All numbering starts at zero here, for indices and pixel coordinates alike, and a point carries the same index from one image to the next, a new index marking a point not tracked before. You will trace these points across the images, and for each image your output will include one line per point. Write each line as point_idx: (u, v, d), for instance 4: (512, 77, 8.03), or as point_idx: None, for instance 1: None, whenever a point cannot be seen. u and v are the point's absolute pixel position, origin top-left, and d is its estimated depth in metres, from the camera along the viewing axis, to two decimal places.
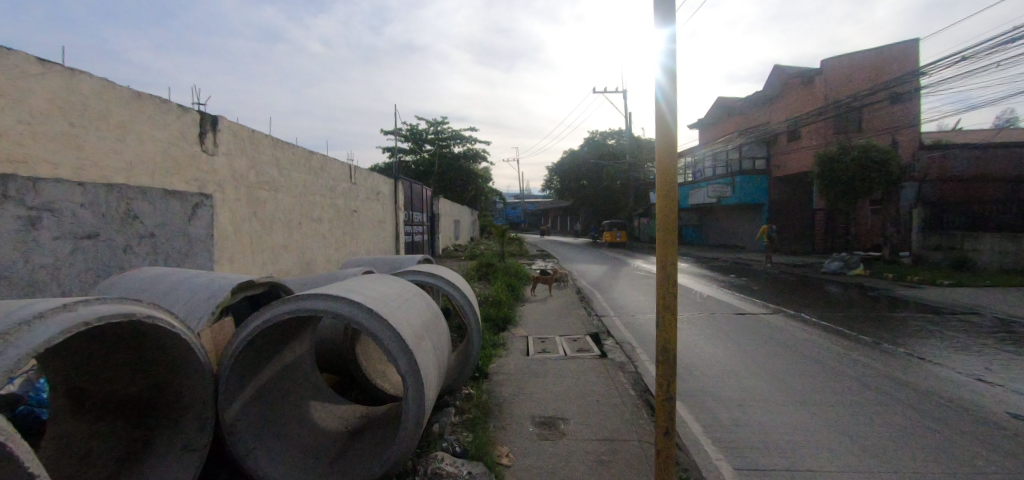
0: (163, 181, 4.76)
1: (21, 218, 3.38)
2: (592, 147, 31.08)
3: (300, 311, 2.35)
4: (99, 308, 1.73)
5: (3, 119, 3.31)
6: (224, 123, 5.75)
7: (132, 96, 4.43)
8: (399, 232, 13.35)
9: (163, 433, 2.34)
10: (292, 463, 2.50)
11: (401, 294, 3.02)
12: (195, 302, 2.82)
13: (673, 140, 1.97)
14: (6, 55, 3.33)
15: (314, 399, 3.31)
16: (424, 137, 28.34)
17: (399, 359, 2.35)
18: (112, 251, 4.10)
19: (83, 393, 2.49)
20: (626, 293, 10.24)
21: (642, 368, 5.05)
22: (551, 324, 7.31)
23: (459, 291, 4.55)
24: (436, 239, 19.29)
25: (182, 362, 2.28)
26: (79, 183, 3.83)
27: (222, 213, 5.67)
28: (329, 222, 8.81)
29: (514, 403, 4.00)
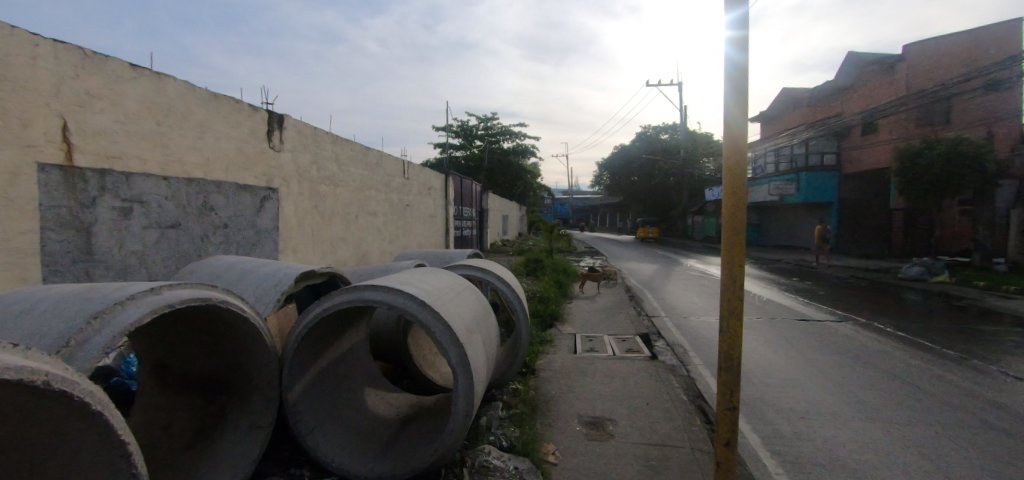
0: (235, 176, 5.11)
1: (117, 209, 3.76)
2: (645, 142, 30.26)
3: (358, 300, 2.44)
4: (181, 292, 1.88)
5: (102, 119, 3.67)
6: (290, 121, 6.08)
7: (210, 96, 4.77)
8: (450, 226, 13.63)
9: (233, 410, 2.51)
10: (348, 445, 2.61)
11: (453, 288, 3.07)
12: (263, 290, 3.00)
13: (742, 133, 1.86)
14: (104, 62, 3.69)
15: (368, 385, 3.44)
16: (475, 133, 28.79)
17: (450, 351, 2.40)
18: (191, 240, 4.47)
19: (167, 369, 2.73)
20: (678, 293, 9.89)
21: (695, 372, 4.87)
22: (600, 323, 7.20)
23: (509, 286, 4.56)
24: (485, 234, 19.53)
25: (251, 344, 2.43)
26: (163, 176, 4.19)
27: (287, 206, 6.03)
28: (384, 216, 9.14)
29: (561, 401, 3.98)
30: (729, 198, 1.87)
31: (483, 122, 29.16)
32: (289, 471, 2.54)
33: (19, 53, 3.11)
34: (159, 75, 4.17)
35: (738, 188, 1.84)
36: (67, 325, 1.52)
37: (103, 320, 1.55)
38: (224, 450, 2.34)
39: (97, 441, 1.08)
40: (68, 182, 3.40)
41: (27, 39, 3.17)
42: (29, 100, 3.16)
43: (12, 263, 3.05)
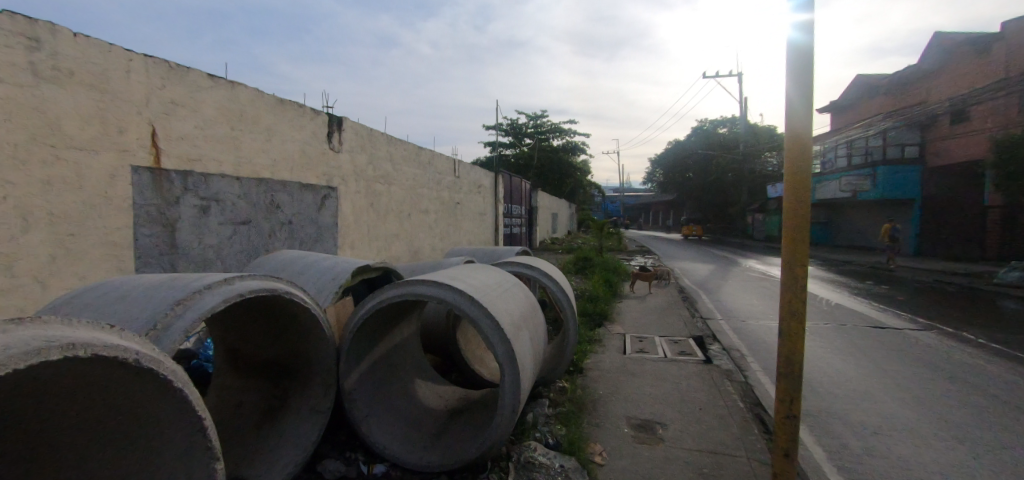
0: (299, 176, 5.43)
1: (196, 207, 4.10)
2: (701, 137, 29.08)
3: (409, 294, 2.53)
4: (251, 283, 2.03)
5: (185, 126, 4.02)
6: (348, 123, 6.37)
7: (277, 102, 5.09)
8: (499, 224, 13.78)
9: (296, 393, 2.68)
10: (399, 433, 2.71)
11: (501, 284, 3.11)
12: (323, 283, 3.18)
13: (806, 123, 1.75)
14: (186, 73, 4.04)
15: (419, 378, 3.54)
16: (524, 131, 28.99)
17: (498, 346, 2.43)
18: (261, 235, 4.80)
19: (239, 354, 2.97)
20: (736, 296, 9.44)
21: (753, 379, 4.64)
22: (651, 324, 7.02)
23: (557, 283, 4.56)
24: (535, 232, 19.54)
25: (311, 333, 2.58)
26: (236, 177, 4.52)
27: (345, 204, 6.32)
28: (435, 214, 9.38)
29: (610, 401, 3.92)
30: (791, 193, 1.77)
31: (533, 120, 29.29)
32: (345, 455, 2.67)
33: (115, 67, 3.47)
34: (233, 84, 4.51)
35: (801, 182, 1.74)
36: (154, 310, 1.69)
37: (185, 306, 1.72)
38: (288, 431, 2.50)
39: (181, 416, 1.19)
40: (157, 183, 3.76)
41: (122, 55, 3.52)
42: (124, 110, 3.53)
43: (110, 255, 3.42)
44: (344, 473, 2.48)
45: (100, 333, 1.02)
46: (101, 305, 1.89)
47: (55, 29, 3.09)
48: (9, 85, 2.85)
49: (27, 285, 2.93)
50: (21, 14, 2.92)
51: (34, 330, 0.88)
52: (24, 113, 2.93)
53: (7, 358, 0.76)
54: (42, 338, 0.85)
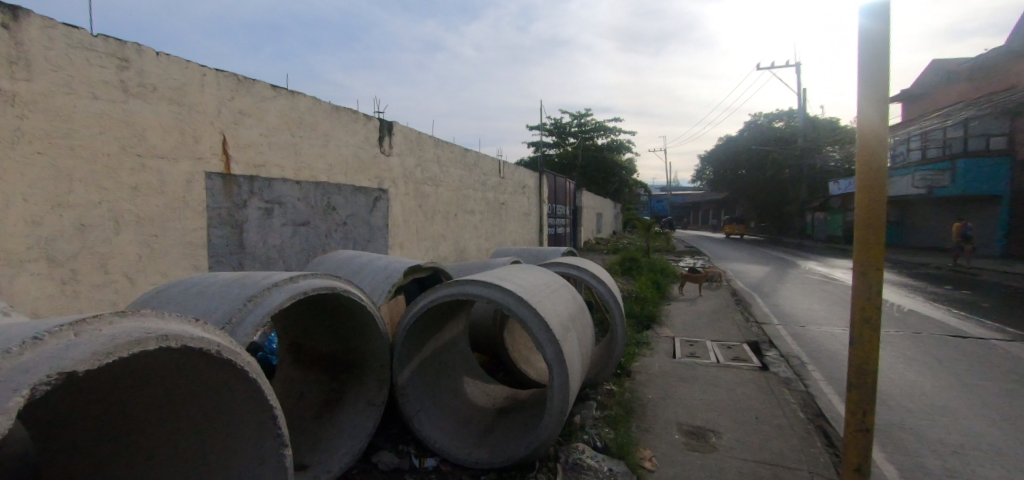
0: (353, 179, 5.67)
1: (261, 209, 4.38)
2: (756, 132, 27.74)
3: (459, 294, 2.59)
4: (314, 281, 2.15)
5: (252, 134, 4.31)
6: (398, 127, 6.58)
7: (333, 109, 5.35)
8: (544, 224, 13.79)
9: (353, 386, 2.81)
10: (449, 429, 2.77)
11: (549, 285, 3.12)
12: (377, 281, 3.31)
13: (880, 116, 1.64)
14: (252, 85, 4.32)
15: (468, 376, 3.61)
16: (568, 130, 28.86)
17: (546, 347, 2.44)
18: (319, 236, 5.05)
19: (301, 347, 3.15)
20: (795, 299, 8.94)
21: (814, 388, 4.38)
22: (701, 327, 6.78)
23: (604, 285, 4.50)
24: (579, 232, 19.37)
25: (367, 329, 2.70)
26: (297, 181, 4.79)
27: (395, 205, 6.54)
28: (481, 215, 9.51)
29: (659, 406, 3.83)
30: (862, 192, 1.66)
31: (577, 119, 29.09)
32: (398, 447, 2.77)
33: (191, 82, 3.77)
34: (294, 93, 4.78)
35: (875, 180, 1.62)
36: (229, 305, 1.84)
37: (255, 303, 1.85)
38: (345, 422, 2.62)
39: (254, 404, 1.28)
40: (227, 187, 4.05)
41: (197, 71, 3.82)
42: (200, 120, 3.83)
43: (188, 254, 3.73)
44: (397, 465, 2.56)
45: (187, 325, 1.11)
46: (183, 300, 2.07)
47: (140, 49, 3.40)
48: (103, 101, 3.17)
49: (117, 281, 3.24)
50: (113, 37, 3.24)
51: (135, 321, 0.98)
52: (116, 126, 3.24)
53: (115, 346, 0.86)
54: (141, 328, 0.95)
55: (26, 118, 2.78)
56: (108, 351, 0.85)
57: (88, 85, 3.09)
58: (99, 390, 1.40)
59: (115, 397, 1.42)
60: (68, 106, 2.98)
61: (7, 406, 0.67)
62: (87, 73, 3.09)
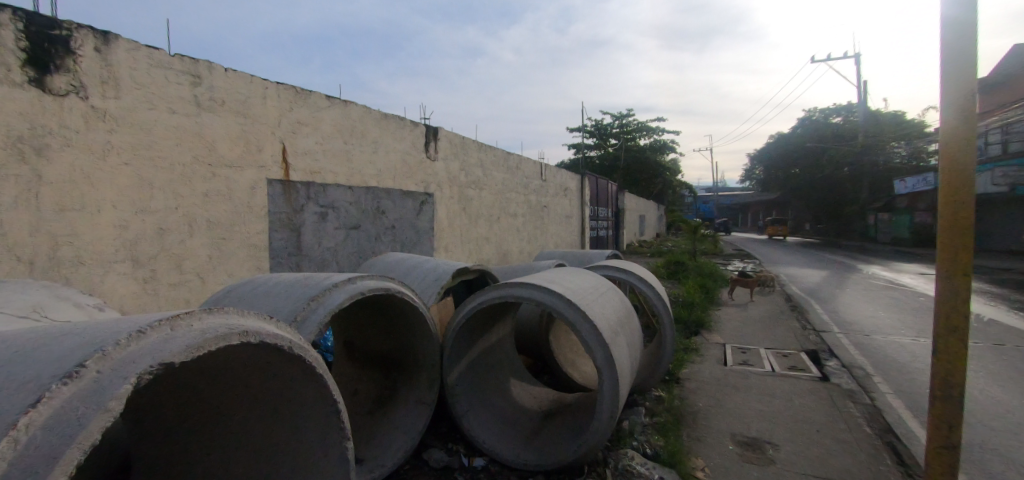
0: (401, 184, 5.85)
1: (317, 214, 4.60)
2: (811, 129, 26.26)
3: (508, 296, 2.63)
4: (370, 282, 2.24)
5: (309, 142, 4.55)
6: (443, 132, 6.72)
7: (382, 116, 5.54)
8: (585, 227, 13.64)
9: (404, 384, 2.90)
10: (498, 430, 2.80)
11: (597, 288, 3.10)
12: (427, 283, 3.41)
13: (967, 112, 1.52)
14: (309, 96, 4.56)
15: (514, 377, 3.63)
16: (610, 131, 28.47)
17: (596, 350, 2.42)
18: (369, 239, 5.24)
19: (355, 346, 3.29)
20: (857, 306, 8.37)
21: (881, 401, 4.10)
22: (754, 334, 6.49)
23: (652, 289, 4.40)
24: (622, 234, 19.02)
25: (419, 329, 2.78)
26: (349, 186, 5.00)
27: (440, 208, 6.68)
28: (523, 217, 9.55)
29: (712, 415, 3.71)
30: (947, 194, 1.56)
31: (618, 120, 28.65)
32: (447, 446, 2.82)
33: (255, 95, 4.02)
34: (346, 103, 5.00)
35: (962, 183, 1.52)
36: (294, 304, 1.97)
37: (317, 303, 1.97)
38: (397, 419, 2.71)
39: (320, 399, 1.35)
40: (286, 193, 4.28)
41: (261, 85, 4.08)
42: (262, 131, 4.08)
43: (252, 257, 3.97)
44: (447, 463, 2.62)
45: (264, 322, 1.19)
46: (252, 298, 2.21)
47: (211, 66, 3.67)
48: (179, 115, 3.44)
49: (191, 280, 3.50)
50: (188, 56, 3.51)
51: (220, 318, 1.06)
52: (190, 138, 3.51)
53: (206, 341, 0.95)
54: (226, 324, 1.03)
55: (114, 132, 3.07)
56: (200, 345, 0.93)
57: (166, 100, 3.36)
58: (191, 380, 1.55)
59: (203, 388, 1.57)
60: (149, 120, 3.26)
61: (119, 392, 0.76)
62: (165, 90, 3.36)
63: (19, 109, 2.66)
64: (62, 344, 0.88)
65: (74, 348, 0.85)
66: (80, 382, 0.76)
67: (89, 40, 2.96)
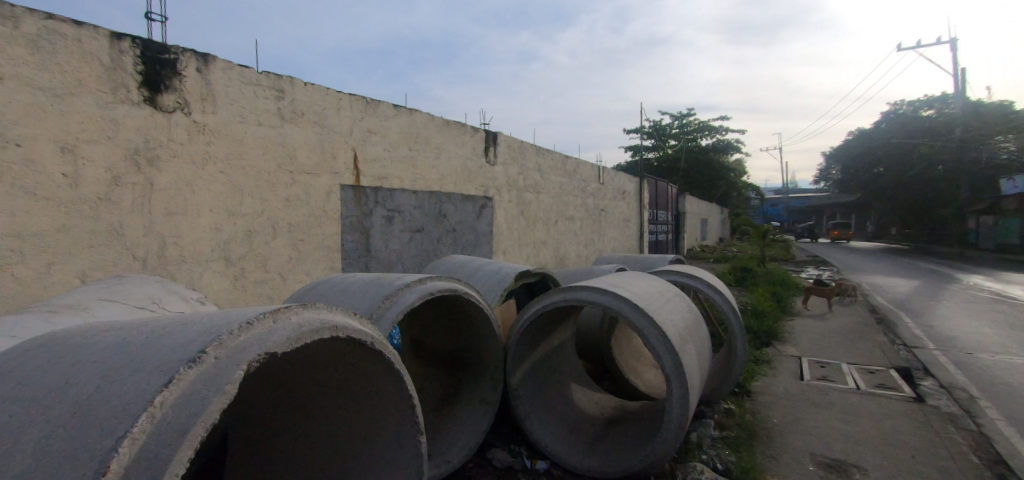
0: (462, 188, 6.00)
1: (384, 217, 4.82)
2: (899, 123, 23.94)
3: (573, 299, 2.62)
4: (439, 283, 2.32)
5: (378, 150, 4.78)
6: (502, 137, 6.82)
7: (445, 123, 5.72)
8: (644, 230, 13.27)
9: (468, 383, 2.97)
10: (560, 434, 2.79)
11: (663, 293, 3.01)
12: (490, 285, 3.47)
13: None
14: (378, 105, 4.80)
15: (576, 382, 3.60)
16: (669, 132, 27.60)
17: (664, 358, 2.34)
18: (432, 241, 5.41)
19: (422, 344, 3.42)
20: (957, 321, 7.49)
21: (991, 428, 3.64)
22: (834, 348, 5.99)
23: (721, 295, 4.20)
24: (683, 239, 18.31)
25: (484, 329, 2.84)
26: (414, 191, 5.20)
27: (499, 212, 6.78)
28: (581, 221, 9.46)
29: (788, 432, 3.46)
30: None
31: (679, 120, 27.71)
32: (510, 447, 2.85)
33: (330, 106, 4.30)
34: (412, 111, 5.21)
35: None
36: (370, 302, 2.09)
37: (391, 301, 2.08)
38: (462, 417, 2.77)
39: (396, 393, 1.41)
40: (357, 198, 4.54)
41: (335, 96, 4.35)
42: (337, 140, 4.35)
43: (327, 257, 4.24)
44: (510, 464, 2.65)
45: (349, 318, 1.26)
46: (332, 296, 2.36)
47: (293, 81, 3.96)
48: (265, 127, 3.74)
49: (273, 278, 3.79)
50: (273, 73, 3.81)
51: (314, 313, 1.14)
52: (274, 148, 3.81)
53: (303, 333, 1.03)
54: (318, 320, 1.11)
55: (212, 144, 3.39)
56: (297, 337, 1.01)
57: (255, 114, 3.67)
58: (288, 371, 1.74)
59: (297, 380, 1.74)
60: (240, 132, 3.57)
61: (234, 377, 0.84)
62: (255, 104, 3.68)
63: (136, 125, 3.01)
64: (182, 332, 0.99)
65: (195, 336, 0.95)
66: (203, 366, 0.85)
67: (192, 62, 3.29)
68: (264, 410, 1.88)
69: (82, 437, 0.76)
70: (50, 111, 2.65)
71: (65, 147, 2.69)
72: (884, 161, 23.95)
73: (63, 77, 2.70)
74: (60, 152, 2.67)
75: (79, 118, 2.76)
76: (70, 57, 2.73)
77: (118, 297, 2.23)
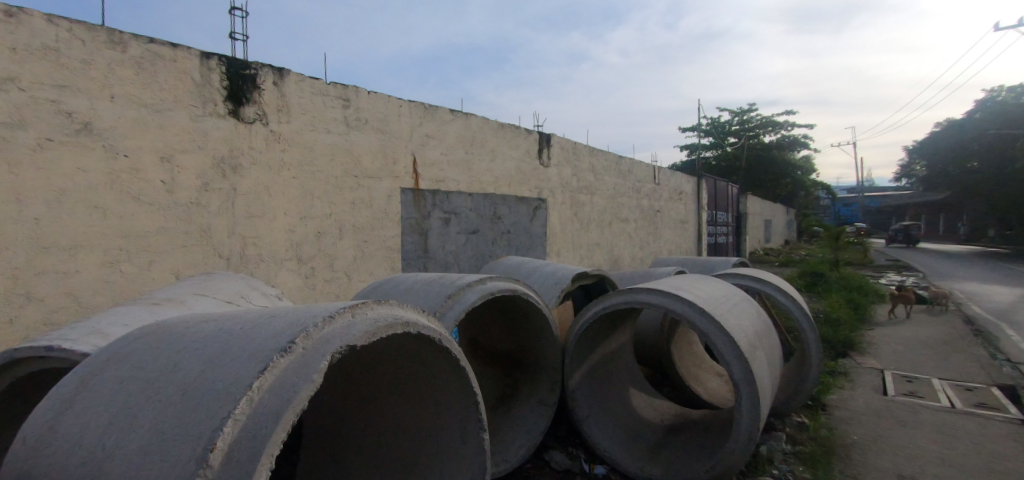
0: (516, 190, 6.05)
1: (441, 219, 4.96)
2: (998, 112, 21.44)
3: (634, 301, 2.56)
4: (498, 283, 2.35)
5: (436, 154, 4.93)
6: (555, 139, 6.80)
7: (500, 126, 5.79)
8: (703, 232, 12.73)
9: (526, 383, 2.98)
10: (620, 439, 2.74)
11: (730, 297, 2.87)
12: (547, 286, 3.48)
13: None
14: (436, 110, 4.94)
15: (635, 387, 3.52)
16: (729, 129, 26.35)
17: (732, 365, 2.23)
18: (487, 243, 5.50)
19: (480, 344, 3.48)
20: None
21: None
22: (923, 361, 5.45)
23: (793, 300, 3.95)
24: (745, 241, 17.39)
25: (542, 330, 2.85)
26: (469, 193, 5.30)
27: (553, 214, 6.76)
28: (636, 222, 9.24)
29: (871, 451, 3.19)
30: None
31: (739, 115, 26.38)
32: (568, 449, 2.83)
33: (392, 113, 4.47)
34: (468, 115, 5.32)
35: None
36: (433, 301, 2.16)
37: (453, 301, 2.14)
38: (519, 417, 2.79)
39: (462, 391, 1.45)
40: (417, 200, 4.70)
41: (396, 103, 4.53)
42: (398, 146, 4.53)
43: (388, 258, 4.42)
44: (568, 466, 2.63)
45: (418, 315, 1.30)
46: (396, 294, 2.46)
47: (358, 89, 4.17)
48: (333, 134, 3.96)
49: (340, 277, 4.00)
50: (340, 83, 4.03)
51: (387, 309, 1.20)
52: (341, 154, 4.02)
53: (379, 328, 1.08)
54: (391, 315, 1.17)
55: (286, 151, 3.64)
56: (374, 331, 1.07)
57: (324, 122, 3.90)
58: (360, 365, 1.84)
59: (368, 373, 1.84)
60: (312, 139, 3.81)
61: (321, 366, 0.90)
62: (324, 113, 3.91)
63: (222, 135, 3.29)
64: (273, 324, 1.07)
65: (284, 327, 1.02)
66: (293, 356, 0.91)
67: (269, 76, 3.55)
68: (336, 398, 2.00)
69: (191, 415, 0.84)
70: (152, 125, 2.95)
71: (163, 157, 2.99)
72: (980, 154, 21.51)
73: (162, 94, 3.00)
74: (160, 162, 2.97)
75: (175, 131, 3.05)
76: (167, 75, 3.03)
77: (209, 292, 2.45)
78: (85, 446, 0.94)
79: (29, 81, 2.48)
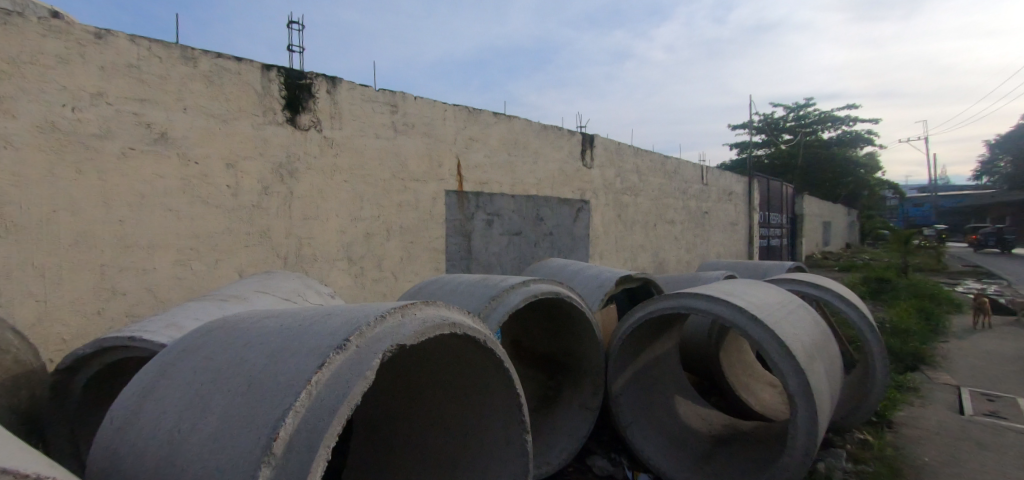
0: (558, 192, 6.03)
1: (485, 221, 5.02)
2: None
3: (681, 307, 2.49)
4: (542, 286, 2.36)
5: (480, 156, 5.00)
6: (599, 140, 6.72)
7: (543, 128, 5.80)
8: (754, 235, 12.19)
9: (568, 386, 2.97)
10: (665, 447, 2.68)
11: (785, 304, 2.74)
12: (591, 289, 3.45)
13: None
14: (480, 113, 5.01)
15: (681, 394, 3.42)
16: (783, 126, 25.06)
17: (788, 376, 2.13)
18: (530, 244, 5.52)
19: (523, 344, 3.51)
20: None
21: None
22: (1007, 378, 4.97)
23: (855, 308, 3.70)
24: (801, 244, 16.48)
25: (586, 334, 2.83)
26: (512, 195, 5.34)
27: (596, 215, 6.68)
28: (683, 224, 8.97)
29: (944, 473, 2.95)
30: None
31: (795, 111, 25.03)
32: (610, 455, 2.80)
33: (437, 117, 4.58)
34: (511, 118, 5.36)
35: None
36: (478, 302, 2.20)
37: (497, 302, 2.18)
38: (562, 420, 2.78)
39: (506, 393, 1.46)
40: (460, 203, 4.79)
41: (442, 108, 4.63)
42: (443, 149, 4.63)
43: (433, 258, 4.52)
44: (611, 472, 2.60)
45: (463, 315, 1.33)
46: (442, 294, 2.52)
47: (405, 95, 4.30)
48: (382, 139, 4.11)
49: (387, 277, 4.14)
50: (388, 89, 4.17)
51: (434, 310, 1.24)
52: (389, 158, 4.16)
53: (427, 329, 1.12)
54: (438, 316, 1.20)
55: (338, 156, 3.80)
56: (421, 331, 1.10)
57: (374, 128, 4.05)
58: (409, 362, 1.90)
59: (416, 370, 1.89)
60: (362, 145, 3.97)
61: (373, 364, 0.94)
62: (373, 119, 4.06)
63: (281, 142, 3.49)
64: (328, 322, 1.14)
65: (339, 325, 1.08)
66: (347, 353, 0.96)
67: (323, 85, 3.72)
68: (385, 392, 2.07)
69: (256, 405, 0.91)
70: (220, 134, 3.18)
71: (229, 163, 3.21)
72: None
73: (227, 104, 3.22)
74: (226, 168, 3.19)
75: (239, 139, 3.27)
76: (233, 87, 3.25)
77: (269, 290, 2.60)
78: (162, 431, 1.03)
79: (115, 96, 2.74)
